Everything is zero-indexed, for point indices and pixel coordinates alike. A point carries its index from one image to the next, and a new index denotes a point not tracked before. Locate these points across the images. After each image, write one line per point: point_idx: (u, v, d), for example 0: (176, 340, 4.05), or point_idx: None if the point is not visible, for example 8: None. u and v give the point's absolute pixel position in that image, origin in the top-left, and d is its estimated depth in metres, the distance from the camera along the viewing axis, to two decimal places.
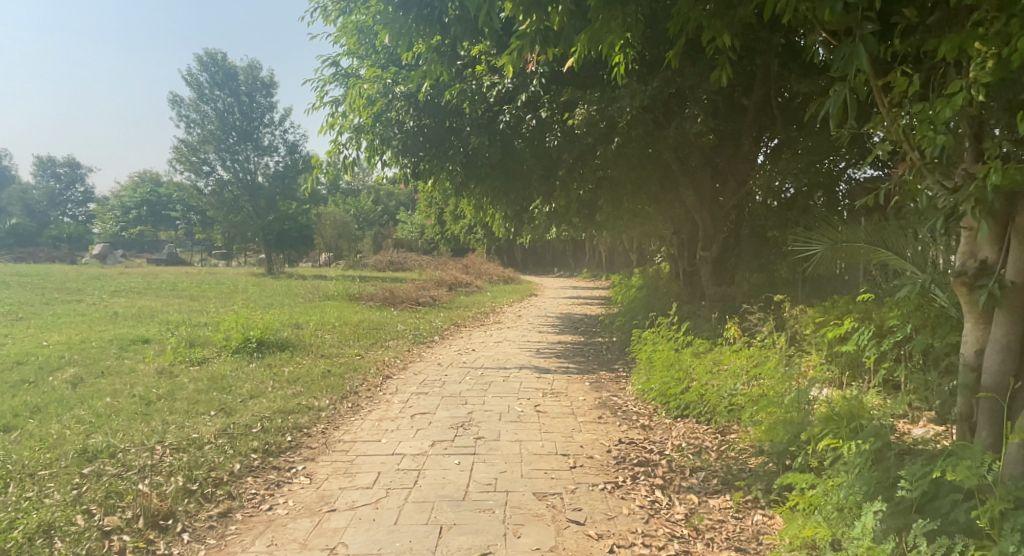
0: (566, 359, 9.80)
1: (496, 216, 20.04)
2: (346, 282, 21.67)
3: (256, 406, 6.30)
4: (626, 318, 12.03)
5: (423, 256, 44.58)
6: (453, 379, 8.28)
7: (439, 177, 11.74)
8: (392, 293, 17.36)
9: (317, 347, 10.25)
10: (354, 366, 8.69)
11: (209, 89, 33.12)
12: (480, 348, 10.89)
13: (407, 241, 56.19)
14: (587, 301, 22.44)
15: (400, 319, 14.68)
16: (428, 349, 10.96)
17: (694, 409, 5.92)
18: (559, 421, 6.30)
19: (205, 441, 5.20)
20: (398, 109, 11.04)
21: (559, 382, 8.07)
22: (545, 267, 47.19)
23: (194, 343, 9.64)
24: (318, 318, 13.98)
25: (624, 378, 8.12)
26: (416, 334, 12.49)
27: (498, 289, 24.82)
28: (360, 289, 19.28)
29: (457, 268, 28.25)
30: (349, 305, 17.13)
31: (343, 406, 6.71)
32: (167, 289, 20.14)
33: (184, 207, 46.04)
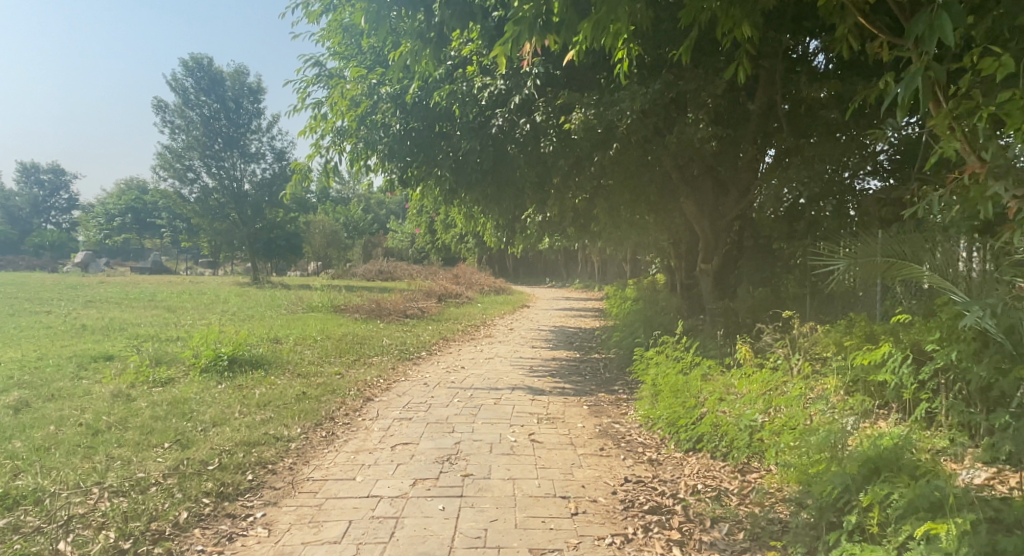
0: (562, 379, 9.18)
1: (487, 226, 19.44)
2: (331, 292, 20.95)
3: (218, 437, 5.63)
4: (623, 333, 11.43)
5: (413, 266, 43.92)
6: (439, 402, 7.62)
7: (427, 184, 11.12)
8: (378, 305, 16.69)
9: (294, 364, 9.58)
10: (332, 387, 8.02)
11: (195, 94, 32.45)
12: (470, 365, 10.25)
13: (397, 251, 55.49)
14: (581, 312, 21.86)
15: (385, 333, 13.99)
16: (413, 366, 10.29)
17: (708, 442, 5.30)
18: (556, 454, 5.65)
19: (150, 483, 4.53)
20: (384, 111, 10.45)
21: (554, 406, 7.43)
22: (537, 278, 46.59)
23: (161, 360, 8.95)
24: (299, 332, 13.29)
25: (625, 401, 7.50)
26: (402, 349, 11.83)
27: (489, 300, 24.19)
28: (346, 300, 18.59)
29: (446, 279, 27.60)
30: (333, 317, 16.43)
31: (316, 436, 6.05)
32: (144, 300, 19.37)
33: (169, 215, 45.29)
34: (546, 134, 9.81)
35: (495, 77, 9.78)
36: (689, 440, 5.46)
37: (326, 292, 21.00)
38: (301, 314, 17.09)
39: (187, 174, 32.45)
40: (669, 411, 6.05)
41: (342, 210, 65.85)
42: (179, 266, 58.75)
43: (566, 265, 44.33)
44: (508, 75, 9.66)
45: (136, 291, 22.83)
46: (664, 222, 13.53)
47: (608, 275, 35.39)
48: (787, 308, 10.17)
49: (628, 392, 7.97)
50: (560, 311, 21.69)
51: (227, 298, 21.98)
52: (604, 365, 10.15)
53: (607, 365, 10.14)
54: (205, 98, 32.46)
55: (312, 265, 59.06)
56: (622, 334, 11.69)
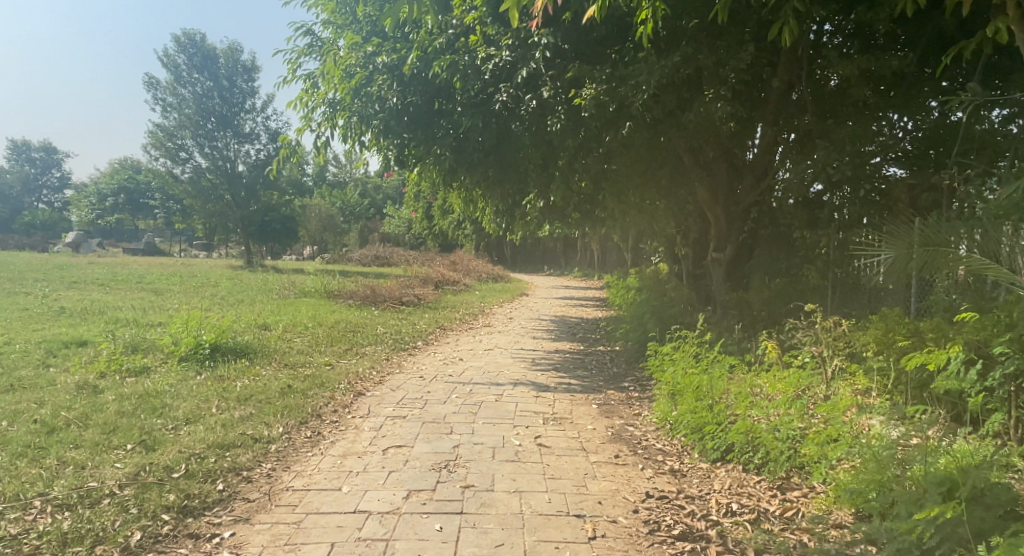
0: (567, 373, 8.60)
1: (487, 211, 18.79)
2: (325, 277, 20.31)
3: (189, 437, 5.05)
4: (631, 326, 10.87)
5: (409, 252, 43.29)
6: (437, 398, 7.02)
7: (425, 164, 10.39)
8: (372, 292, 16.09)
9: (281, 353, 8.98)
10: (321, 379, 7.43)
11: (187, 71, 31.56)
12: (468, 357, 9.66)
13: (394, 236, 54.78)
14: (582, 302, 21.29)
15: (380, 321, 13.38)
16: (408, 356, 9.69)
17: (739, 451, 4.74)
18: (566, 461, 5.07)
19: (104, 495, 3.95)
20: (380, 83, 9.68)
21: (561, 404, 6.85)
22: (535, 266, 46.02)
23: (138, 347, 8.33)
24: (288, 318, 12.67)
25: (638, 400, 6.95)
26: (397, 338, 11.25)
27: (487, 288, 23.58)
28: (339, 285, 17.97)
29: (444, 265, 26.98)
30: (326, 303, 15.81)
31: (300, 437, 5.45)
32: (131, 281, 18.72)
33: (162, 196, 44.53)
34: (554, 111, 9.23)
35: (501, 48, 9.10)
36: (717, 449, 4.90)
37: (320, 277, 20.36)
38: (293, 299, 16.46)
39: (179, 153, 31.64)
40: (691, 414, 5.49)
41: (338, 193, 65.01)
42: (172, 247, 57.97)
43: (565, 254, 43.71)
44: (515, 46, 8.97)
45: (125, 273, 22.19)
46: (674, 210, 12.95)
47: (608, 264, 34.81)
48: (806, 301, 9.60)
49: (640, 389, 7.42)
50: (561, 300, 21.11)
51: (217, 281, 21.34)
52: (611, 359, 9.59)
53: (614, 359, 9.58)
54: (197, 75, 31.55)
55: (308, 249, 58.33)
56: (628, 326, 11.13)
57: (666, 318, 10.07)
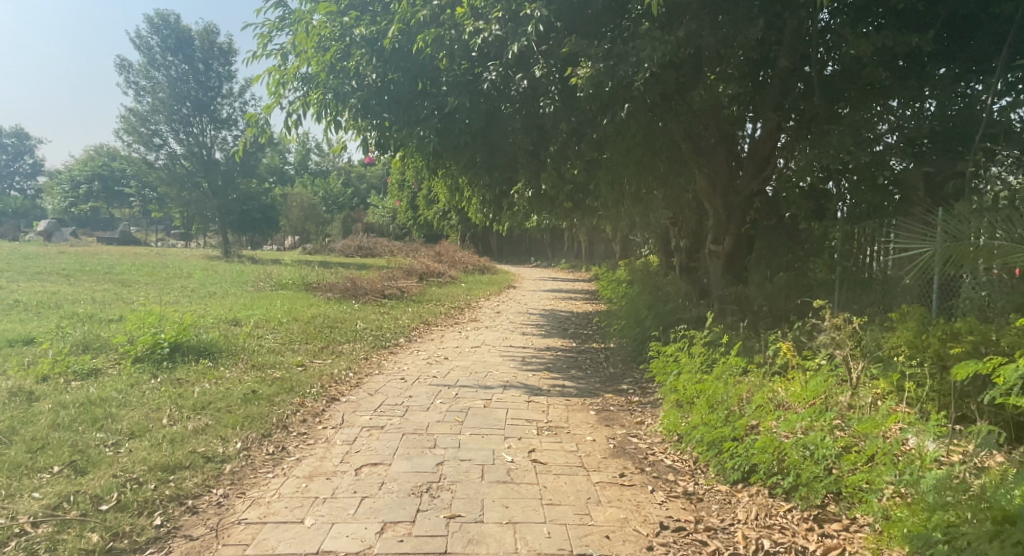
0: (560, 374, 8.01)
1: (473, 201, 18.10)
2: (304, 268, 19.55)
3: (130, 457, 4.37)
4: (625, 321, 10.28)
5: (393, 242, 42.47)
6: (418, 405, 6.35)
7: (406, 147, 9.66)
8: (352, 284, 15.35)
9: (250, 353, 8.28)
10: (291, 383, 6.75)
11: (161, 54, 30.43)
12: (454, 356, 9.03)
13: (378, 227, 53.84)
14: (571, 294, 20.72)
15: (360, 316, 12.68)
16: (388, 355, 9.00)
17: (761, 472, 4.13)
18: (565, 482, 4.44)
19: (13, 534, 3.28)
20: (358, 58, 8.95)
21: (556, 411, 6.24)
22: (521, 257, 45.43)
23: (90, 346, 7.60)
24: (262, 313, 11.94)
25: (639, 407, 6.35)
26: (378, 335, 10.58)
27: (473, 280, 22.93)
28: (319, 277, 17.23)
29: (428, 256, 26.29)
30: (303, 297, 15.06)
31: (262, 454, 4.79)
32: (100, 271, 17.86)
33: (138, 183, 43.30)
34: (547, 93, 8.78)
35: (490, 22, 8.41)
36: (736, 467, 4.29)
37: (299, 268, 19.57)
38: (269, 291, 15.69)
39: (153, 138, 30.61)
40: (703, 427, 4.88)
41: (321, 183, 63.88)
42: (150, 237, 56.71)
43: (551, 245, 43.14)
44: (505, 20, 8.27)
45: (96, 262, 21.29)
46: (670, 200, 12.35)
47: (596, 256, 34.30)
48: (813, 297, 9.03)
49: (641, 394, 6.82)
50: (548, 293, 20.50)
51: (192, 271, 20.52)
52: (606, 358, 8.99)
53: (609, 358, 8.98)
54: (172, 58, 30.46)
55: (290, 239, 57.22)
56: (622, 321, 10.53)
57: (663, 314, 9.47)
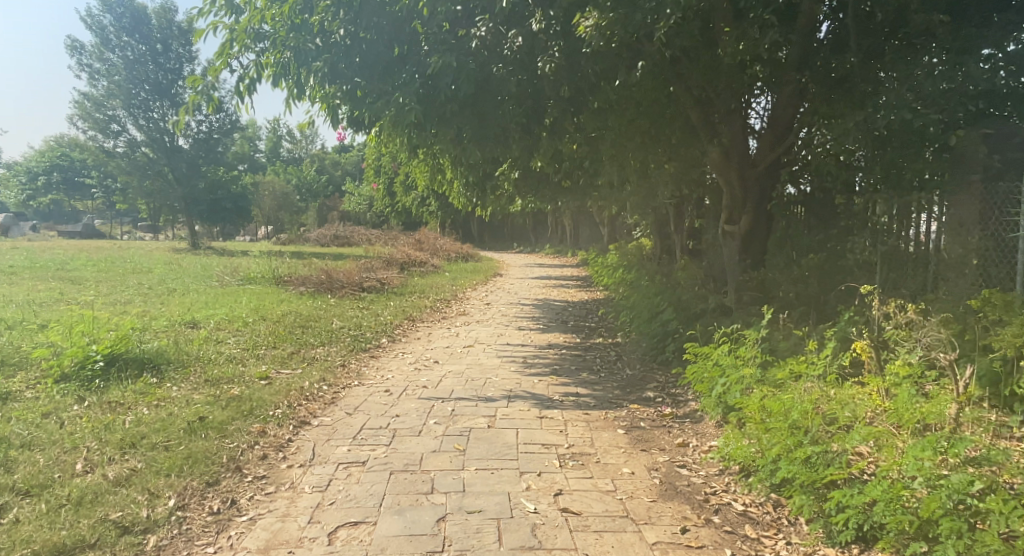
0: (571, 379, 6.92)
1: (455, 184, 16.87)
2: (274, 260, 18.20)
3: (10, 534, 3.15)
4: (635, 312, 9.16)
5: (371, 230, 41.05)
6: (408, 428, 5.17)
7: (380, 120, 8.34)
8: (327, 276, 14.07)
9: (205, 363, 7.04)
10: (250, 403, 5.53)
11: (115, 34, 28.86)
12: (446, 359, 7.89)
13: (354, 215, 52.27)
14: (561, 281, 19.65)
15: (335, 312, 11.42)
16: (368, 361, 7.77)
17: (886, 531, 3.04)
18: (614, 545, 3.31)
19: None
20: (323, 12, 7.58)
21: (578, 432, 5.12)
22: (504, 243, 44.19)
23: (8, 362, 6.32)
24: (224, 312, 10.64)
25: (677, 423, 5.27)
26: (357, 335, 9.39)
27: (457, 268, 21.73)
28: (291, 269, 15.91)
29: (408, 245, 25.02)
30: (273, 292, 13.76)
31: (204, 515, 3.60)
32: (48, 269, 16.39)
33: (100, 174, 41.35)
34: (546, 49, 7.60)
35: None
36: (847, 522, 3.19)
37: (269, 261, 18.23)
38: (235, 287, 14.38)
39: (110, 124, 29.19)
40: (781, 459, 3.78)
41: (294, 170, 61.99)
42: (117, 231, 54.60)
43: (534, 230, 42.03)
44: None
45: (48, 258, 19.80)
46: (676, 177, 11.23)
47: (582, 240, 33.31)
48: (851, 281, 7.97)
49: (675, 405, 5.71)
50: (537, 280, 19.37)
51: (153, 266, 19.11)
52: (619, 358, 7.88)
53: (623, 357, 7.87)
54: (128, 38, 28.93)
55: (263, 229, 55.39)
56: (631, 312, 9.41)
57: (681, 304, 8.38)
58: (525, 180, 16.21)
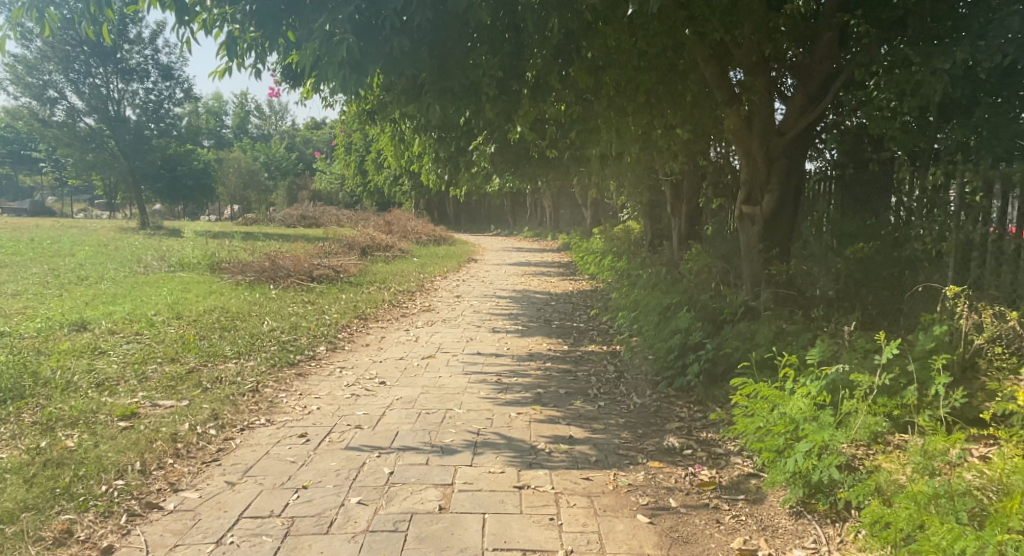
0: (559, 412, 5.11)
1: (422, 160, 14.98)
2: (218, 243, 16.26)
3: None
4: (637, 314, 7.39)
5: (340, 210, 38.88)
6: (313, 517, 3.29)
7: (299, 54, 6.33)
8: (267, 263, 12.14)
9: (55, 390, 5.15)
10: (77, 471, 3.66)
11: None
12: (394, 378, 6.05)
13: (324, 195, 49.95)
14: (543, 268, 17.87)
15: (270, 309, 9.51)
16: (290, 382, 5.88)
17: None
18: None
19: None
20: None
21: (578, 521, 3.30)
22: (481, 225, 42.26)
23: None
24: (129, 311, 8.71)
25: (728, 503, 3.47)
26: (287, 340, 7.51)
27: (427, 253, 19.86)
28: (232, 254, 13.96)
29: (375, 226, 23.12)
30: (204, 281, 11.82)
31: None
32: None
33: (47, 149, 38.83)
34: None
35: None
36: None
37: (213, 243, 16.30)
38: (162, 275, 12.45)
39: (46, 90, 28.15)
40: None
41: (261, 147, 59.25)
42: (74, 209, 52.05)
43: (514, 212, 40.20)
44: None
45: None
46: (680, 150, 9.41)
47: (563, 223, 31.61)
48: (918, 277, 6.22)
49: (715, 468, 3.92)
50: (516, 267, 17.54)
51: (82, 249, 17.11)
52: (619, 377, 6.08)
53: (624, 377, 6.08)
54: None
55: (229, 209, 52.81)
56: (630, 313, 7.64)
57: (698, 306, 6.61)
58: (501, 155, 14.32)
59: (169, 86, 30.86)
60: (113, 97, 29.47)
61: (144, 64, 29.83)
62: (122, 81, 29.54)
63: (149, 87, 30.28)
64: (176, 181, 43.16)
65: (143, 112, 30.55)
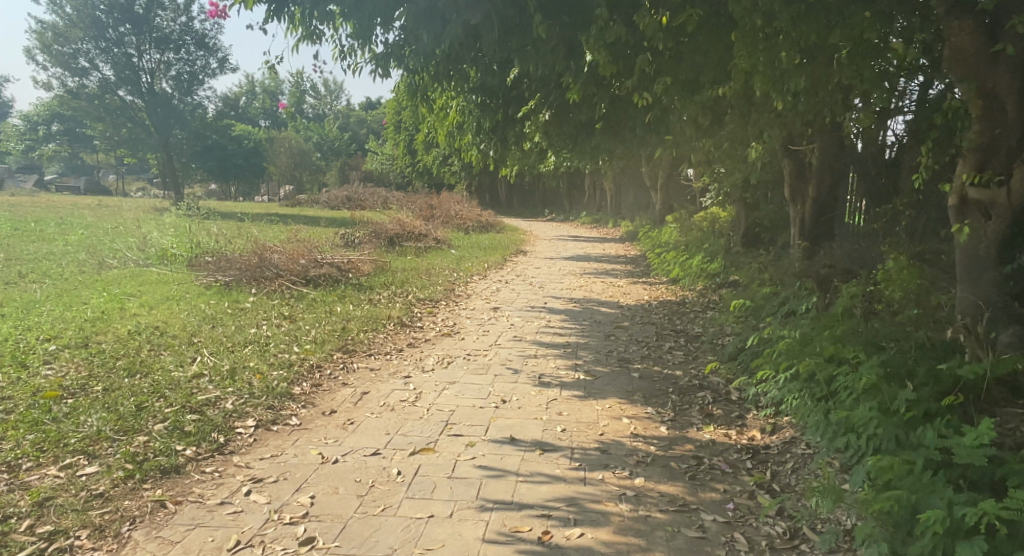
0: None
1: (462, 128, 11.88)
2: (220, 227, 13.54)
3: None
4: (802, 385, 4.16)
5: (386, 191, 36.36)
6: None
7: None
8: (251, 259, 9.27)
9: None
10: None
11: None
12: (334, 530, 3.01)
13: (374, 176, 47.73)
14: (608, 265, 14.65)
15: (223, 332, 6.61)
16: (122, 537, 2.91)
17: None
18: None
19: None
20: None
21: None
22: (536, 209, 39.22)
23: None
24: (8, 334, 5.90)
25: None
26: (202, 402, 4.56)
27: (468, 243, 16.82)
28: (224, 242, 11.16)
29: (415, 210, 20.21)
30: (171, 281, 9.07)
31: None
32: None
33: None
34: None
35: None
36: None
37: (213, 227, 13.58)
38: (127, 270, 9.71)
39: (77, 60, 25.78)
40: None
41: (312, 126, 57.40)
42: (127, 188, 51.21)
43: (571, 196, 36.98)
44: None
45: None
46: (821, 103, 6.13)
47: (626, 208, 28.24)
48: None
49: None
50: (573, 264, 14.33)
51: (71, 232, 14.61)
52: (797, 550, 2.92)
53: (806, 549, 2.92)
54: None
55: (277, 189, 51.19)
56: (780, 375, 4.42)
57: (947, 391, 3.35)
58: (561, 123, 11.03)
59: (203, 56, 28.16)
60: (146, 68, 27.02)
61: (180, 32, 27.16)
62: (156, 50, 26.98)
63: (184, 57, 27.75)
64: (222, 159, 41.39)
65: (179, 85, 28.22)
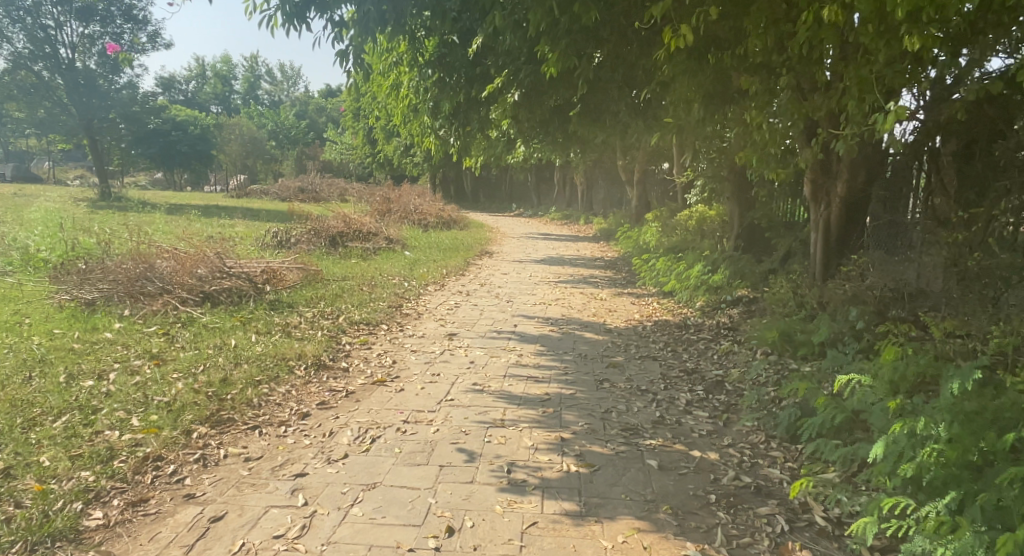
0: None
1: (414, 106, 9.81)
2: (121, 224, 11.18)
3: None
4: (986, 545, 2.28)
5: (342, 182, 33.92)
6: None
7: None
8: (130, 268, 7.07)
9: None
10: None
11: None
12: None
13: (332, 166, 45.21)
14: (586, 270, 12.78)
15: (41, 386, 4.46)
16: None
17: None
18: None
19: None
20: None
21: None
22: (503, 204, 37.27)
23: None
24: None
25: None
26: None
27: (426, 243, 14.73)
28: (111, 243, 8.88)
29: (368, 204, 18.03)
30: (18, 297, 6.81)
31: None
32: None
33: None
34: None
35: None
36: None
37: (113, 223, 11.22)
38: None
39: None
40: None
41: (268, 114, 54.42)
42: (63, 176, 47.65)
43: (540, 190, 35.10)
44: None
45: None
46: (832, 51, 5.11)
47: (599, 204, 26.48)
48: None
49: None
50: (545, 269, 12.39)
51: None
52: None
53: None
54: None
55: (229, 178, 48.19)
56: (929, 511, 2.54)
57: None
58: (534, 104, 9.05)
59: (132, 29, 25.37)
60: (66, 42, 24.11)
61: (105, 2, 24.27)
62: (77, 21, 24.09)
63: (111, 30, 24.91)
64: (166, 146, 38.38)
65: (106, 61, 25.35)
